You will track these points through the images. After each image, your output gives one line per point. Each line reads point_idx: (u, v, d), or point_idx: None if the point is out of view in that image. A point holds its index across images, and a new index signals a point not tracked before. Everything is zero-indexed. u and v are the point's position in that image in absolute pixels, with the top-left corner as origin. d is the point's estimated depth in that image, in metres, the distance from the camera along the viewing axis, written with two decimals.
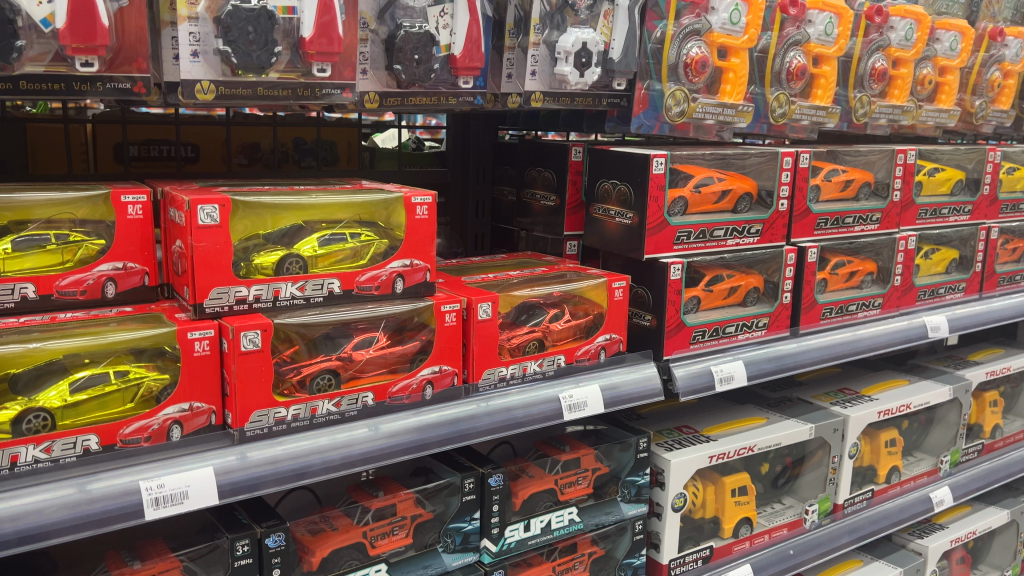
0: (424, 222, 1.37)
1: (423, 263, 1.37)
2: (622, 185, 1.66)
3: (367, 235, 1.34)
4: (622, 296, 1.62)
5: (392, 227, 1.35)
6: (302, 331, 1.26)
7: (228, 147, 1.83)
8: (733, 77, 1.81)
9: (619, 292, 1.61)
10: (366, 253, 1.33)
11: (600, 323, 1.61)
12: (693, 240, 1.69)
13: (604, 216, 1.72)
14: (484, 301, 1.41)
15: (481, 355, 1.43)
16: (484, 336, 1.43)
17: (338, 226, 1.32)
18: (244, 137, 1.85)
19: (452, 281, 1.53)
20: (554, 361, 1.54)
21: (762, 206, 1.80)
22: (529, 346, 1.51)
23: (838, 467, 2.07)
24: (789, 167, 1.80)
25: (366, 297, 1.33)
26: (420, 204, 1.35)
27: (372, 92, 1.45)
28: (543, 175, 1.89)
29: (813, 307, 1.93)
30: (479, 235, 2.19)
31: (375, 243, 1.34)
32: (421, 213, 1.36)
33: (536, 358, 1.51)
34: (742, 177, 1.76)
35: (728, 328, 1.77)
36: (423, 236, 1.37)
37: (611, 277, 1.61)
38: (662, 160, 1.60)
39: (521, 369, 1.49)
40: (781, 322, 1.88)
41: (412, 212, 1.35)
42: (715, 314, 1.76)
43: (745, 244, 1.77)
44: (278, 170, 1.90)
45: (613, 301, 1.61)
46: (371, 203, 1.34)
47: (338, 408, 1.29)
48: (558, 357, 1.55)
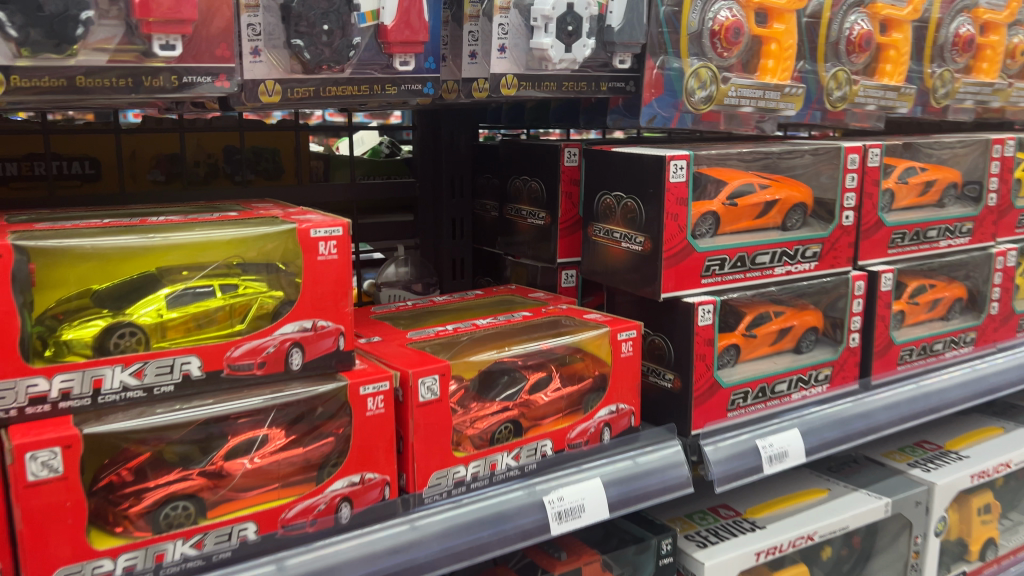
0: (333, 264, 0.92)
1: (334, 324, 0.94)
2: (629, 198, 1.21)
3: (245, 286, 0.92)
4: (635, 352, 1.19)
5: (278, 267, 0.92)
6: (134, 439, 0.83)
7: (134, 161, 1.47)
8: (776, 49, 1.37)
9: (627, 350, 1.19)
10: (247, 312, 0.91)
11: (603, 386, 1.17)
12: (727, 270, 1.23)
13: (606, 239, 1.28)
14: (428, 374, 0.98)
15: (424, 453, 0.99)
16: (430, 426, 0.99)
17: (198, 276, 0.90)
18: (151, 148, 1.48)
19: (390, 338, 1.11)
20: (540, 447, 1.11)
21: (821, 220, 1.35)
22: (501, 430, 1.08)
23: (921, 549, 1.62)
24: (854, 167, 1.35)
25: (246, 380, 0.90)
26: (324, 238, 0.91)
27: (273, 79, 1.02)
28: (530, 185, 1.47)
29: (889, 349, 1.47)
30: (458, 260, 1.73)
31: (255, 297, 0.91)
32: (326, 253, 0.92)
33: (512, 446, 1.08)
34: (792, 181, 1.32)
35: (778, 386, 1.32)
36: (329, 282, 0.92)
37: (616, 325, 1.18)
38: (682, 162, 1.16)
39: (490, 467, 1.05)
40: (847, 373, 1.41)
41: (316, 254, 0.91)
42: (759, 368, 1.31)
43: (798, 272, 1.32)
44: (204, 187, 1.53)
45: (617, 358, 1.18)
46: (251, 239, 0.91)
47: (200, 549, 0.86)
48: (546, 441, 1.11)
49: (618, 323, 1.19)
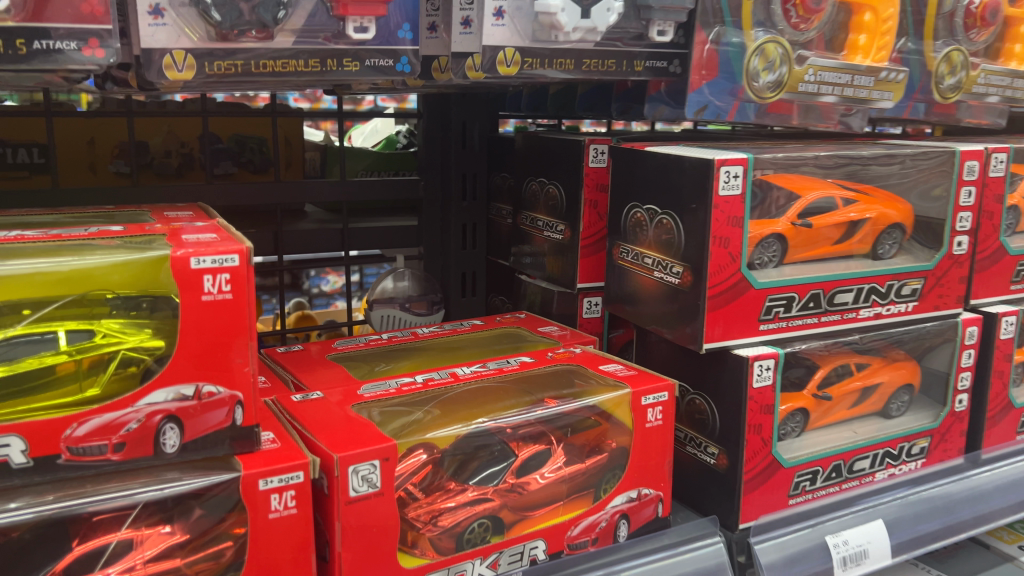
0: (225, 306, 0.66)
1: (230, 388, 0.68)
2: (663, 214, 0.92)
3: (102, 331, 0.67)
4: (668, 423, 0.89)
5: (144, 306, 0.67)
6: None
7: (95, 149, 1.25)
8: (870, 20, 1.04)
9: (655, 421, 0.89)
10: (104, 368, 0.66)
11: (621, 465, 0.88)
12: (794, 313, 0.93)
13: (636, 266, 0.99)
14: (364, 460, 0.70)
15: (356, 566, 0.72)
16: (368, 531, 0.71)
17: (31, 318, 0.65)
18: (113, 135, 1.27)
19: (340, 396, 0.84)
20: (530, 549, 0.83)
21: (922, 247, 1.03)
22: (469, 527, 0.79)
23: None
24: (971, 178, 1.03)
25: (100, 463, 0.65)
26: (209, 271, 0.65)
27: (182, 47, 0.77)
28: (547, 190, 1.19)
29: (1006, 414, 1.13)
30: (469, 273, 1.46)
31: (116, 347, 0.66)
32: (213, 291, 0.65)
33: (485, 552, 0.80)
34: (886, 195, 1.01)
35: (858, 464, 1.01)
36: (218, 330, 0.66)
37: (640, 384, 0.88)
38: (737, 168, 0.85)
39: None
40: (950, 445, 1.09)
41: (199, 291, 0.65)
42: (833, 438, 1.01)
43: (889, 314, 1.00)
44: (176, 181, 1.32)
45: (639, 429, 0.88)
46: (104, 268, 0.66)
47: None
48: (538, 541, 0.83)
49: (643, 380, 0.89)
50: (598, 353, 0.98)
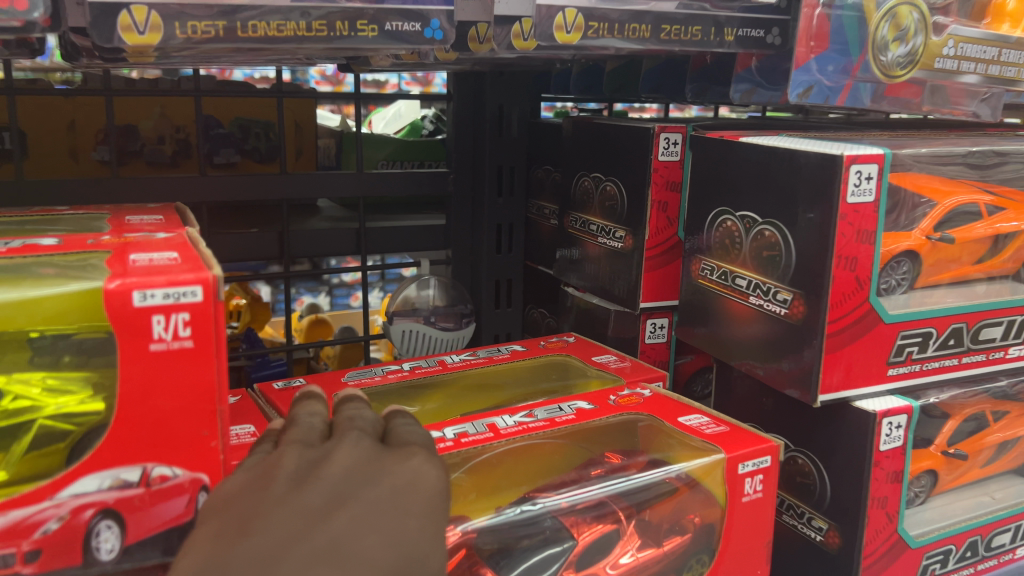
0: (183, 357, 0.48)
1: (189, 470, 0.50)
2: (764, 225, 0.72)
3: (6, 392, 0.49)
4: (769, 497, 0.70)
5: (66, 356, 0.48)
6: None
7: (74, 133, 1.07)
8: None
9: (754, 496, 0.69)
10: (12, 439, 0.50)
11: (711, 549, 0.68)
12: (930, 353, 0.73)
13: (723, 287, 0.79)
14: None
15: None
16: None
17: None
18: (95, 117, 1.08)
19: None
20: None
21: None
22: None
23: None
24: None
25: None
26: (159, 310, 0.47)
27: (143, 1, 0.59)
28: (602, 188, 0.99)
29: None
30: (505, 281, 1.27)
31: (28, 416, 0.50)
32: (165, 339, 0.47)
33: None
34: None
35: (998, 540, 0.80)
36: (174, 390, 0.48)
37: (738, 445, 0.68)
38: (871, 167, 0.65)
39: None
40: None
41: (147, 338, 0.47)
42: (965, 506, 0.81)
43: None
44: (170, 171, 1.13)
45: (736, 508, 0.68)
46: (11, 309, 0.46)
47: None
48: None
49: (738, 440, 0.69)
50: (673, 397, 0.79)
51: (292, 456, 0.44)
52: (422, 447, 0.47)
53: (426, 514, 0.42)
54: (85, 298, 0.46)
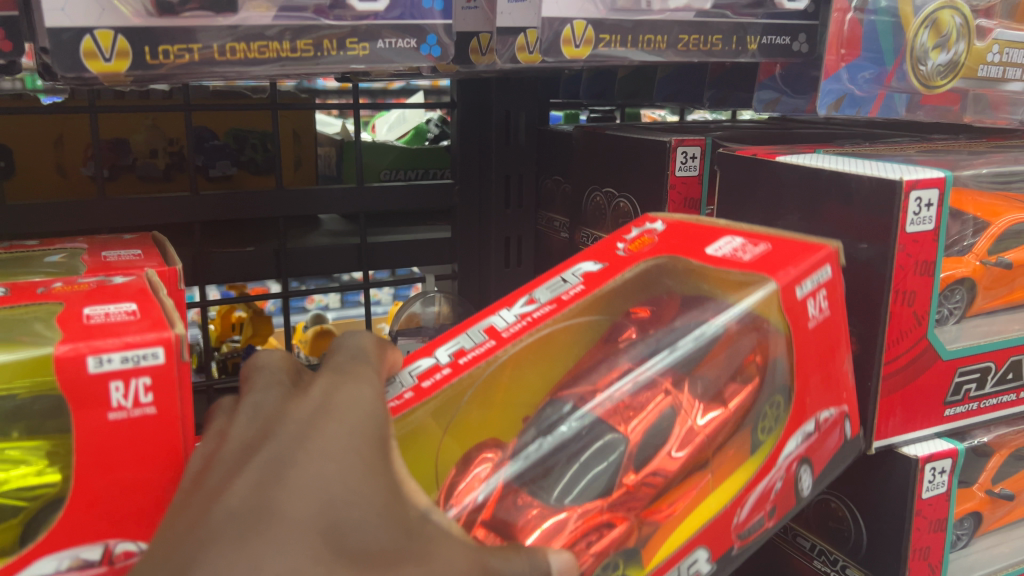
0: (144, 424, 0.44)
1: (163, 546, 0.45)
2: None
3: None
4: (840, 304, 0.60)
5: (15, 432, 0.46)
6: None
7: (63, 152, 1.02)
8: None
9: (834, 311, 0.59)
10: None
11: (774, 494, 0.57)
12: (988, 391, 0.67)
13: None
14: None
15: None
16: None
17: None
18: (85, 133, 1.03)
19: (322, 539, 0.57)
20: (688, 570, 0.52)
21: None
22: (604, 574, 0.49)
23: None
24: None
25: None
26: (114, 373, 0.43)
27: (107, 25, 0.52)
28: (615, 202, 0.93)
29: None
30: None
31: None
32: (122, 405, 0.43)
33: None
34: None
35: None
36: (138, 462, 0.44)
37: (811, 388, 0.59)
38: (931, 190, 0.59)
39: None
40: None
41: (103, 406, 0.43)
42: (1009, 545, 0.75)
43: None
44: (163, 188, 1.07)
45: (800, 326, 0.57)
46: None
47: None
48: (699, 553, 0.52)
49: (825, 345, 0.59)
50: (692, 223, 0.68)
51: (195, 464, 0.40)
52: (333, 377, 0.43)
53: (357, 434, 0.38)
54: (32, 365, 0.43)
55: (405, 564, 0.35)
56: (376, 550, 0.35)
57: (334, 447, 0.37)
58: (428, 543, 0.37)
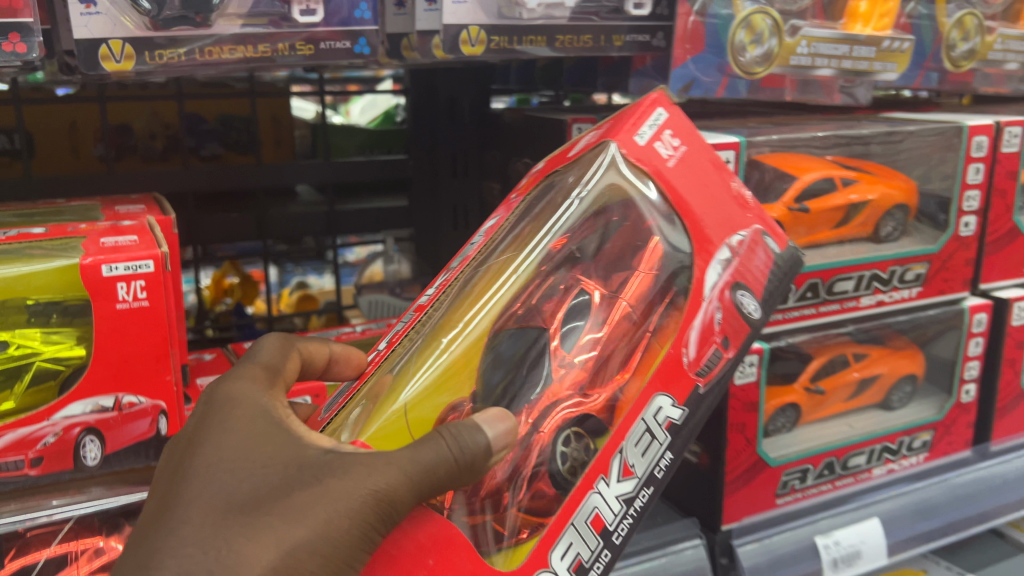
0: (142, 312, 0.64)
1: (152, 396, 0.65)
2: None
3: (12, 340, 0.62)
4: (692, 140, 0.67)
5: (54, 316, 0.62)
6: None
7: (75, 136, 1.20)
8: None
9: (700, 156, 0.67)
10: (16, 378, 0.62)
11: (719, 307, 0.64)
12: (790, 304, 0.87)
13: None
14: None
15: None
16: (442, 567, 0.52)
17: None
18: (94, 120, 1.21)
19: None
20: (654, 418, 0.60)
21: (930, 226, 0.96)
22: (559, 446, 0.59)
23: None
24: (981, 154, 0.95)
25: (10, 482, 0.63)
26: (122, 276, 0.62)
27: (118, 36, 0.71)
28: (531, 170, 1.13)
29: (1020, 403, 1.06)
30: None
31: (25, 359, 0.62)
32: (128, 298, 0.63)
33: (609, 456, 0.59)
34: (889, 174, 0.95)
35: (855, 459, 0.96)
36: (137, 338, 0.64)
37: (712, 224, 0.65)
38: (727, 153, 0.80)
39: (575, 567, 0.57)
40: (958, 436, 1.03)
41: (115, 299, 0.62)
42: (828, 433, 0.96)
43: (891, 303, 0.94)
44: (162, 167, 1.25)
45: (659, 170, 0.65)
46: (8, 278, 0.60)
47: None
48: (660, 400, 0.60)
49: (716, 201, 0.66)
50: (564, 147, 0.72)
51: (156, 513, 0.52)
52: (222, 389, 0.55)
53: (234, 429, 0.50)
54: (67, 272, 0.61)
55: (290, 494, 0.47)
56: (266, 496, 0.47)
57: (223, 436, 0.50)
58: (319, 470, 0.48)
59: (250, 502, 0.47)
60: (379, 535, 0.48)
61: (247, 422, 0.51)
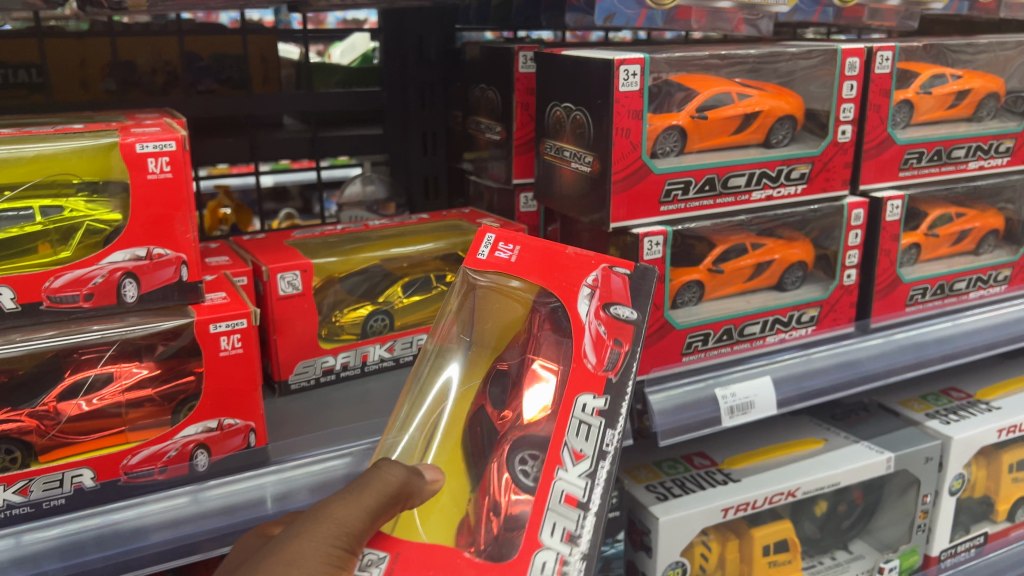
0: (167, 183, 0.82)
1: (177, 249, 0.84)
2: (578, 110, 1.04)
3: (69, 206, 0.81)
4: (523, 236, 0.88)
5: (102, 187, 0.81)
6: None
7: (86, 70, 1.37)
8: None
9: (533, 240, 0.87)
10: (72, 236, 0.81)
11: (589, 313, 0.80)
12: (692, 195, 1.07)
13: (556, 158, 1.11)
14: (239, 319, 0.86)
15: (229, 401, 0.88)
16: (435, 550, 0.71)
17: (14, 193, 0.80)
18: (103, 55, 1.38)
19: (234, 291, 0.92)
20: (581, 411, 0.75)
21: (812, 134, 1.16)
22: (517, 463, 0.76)
23: (930, 509, 1.47)
24: (855, 73, 1.14)
25: (68, 313, 0.81)
26: (152, 153, 0.81)
27: None
28: (486, 94, 1.31)
29: (896, 288, 1.27)
30: (430, 178, 1.62)
31: (79, 220, 0.81)
32: (157, 171, 0.81)
33: (559, 449, 0.74)
34: (779, 91, 1.14)
35: (749, 328, 1.17)
36: (165, 203, 0.82)
37: (572, 277, 0.82)
38: (635, 67, 0.98)
39: (566, 537, 0.71)
40: (841, 314, 1.24)
41: (146, 172, 0.81)
42: (729, 307, 1.16)
43: (779, 196, 1.14)
44: (163, 99, 1.43)
45: (507, 268, 0.85)
46: (68, 154, 0.81)
47: (27, 496, 0.80)
48: (581, 398, 0.76)
49: (558, 262, 0.84)
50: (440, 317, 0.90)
51: None
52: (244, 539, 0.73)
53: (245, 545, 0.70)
54: (109, 149, 0.80)
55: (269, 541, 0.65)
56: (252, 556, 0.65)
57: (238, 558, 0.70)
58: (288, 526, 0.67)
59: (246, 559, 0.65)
60: (345, 550, 0.64)
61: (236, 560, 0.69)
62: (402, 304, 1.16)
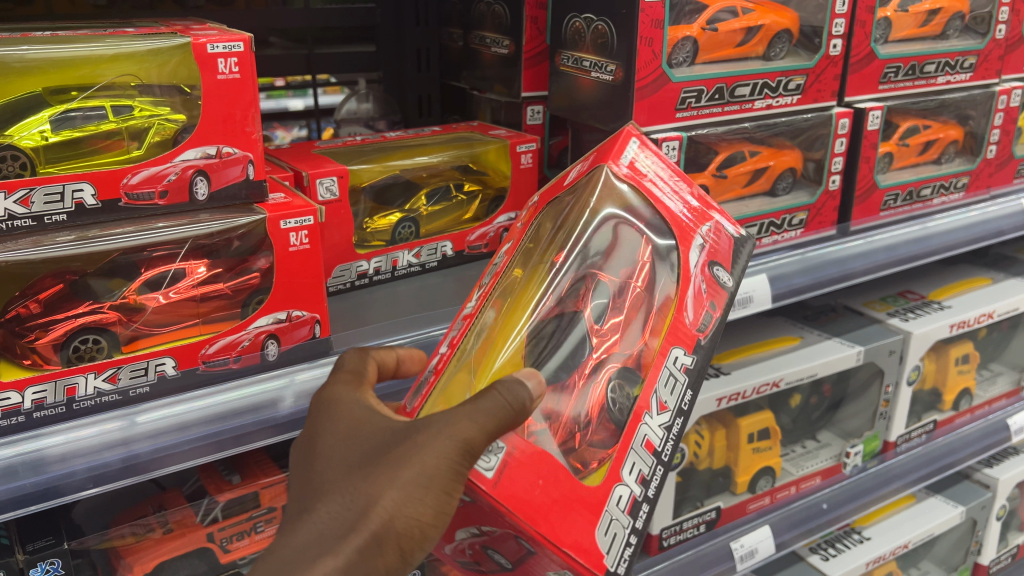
0: (235, 83, 0.85)
1: (244, 148, 0.87)
2: (600, 20, 1.10)
3: (139, 107, 0.84)
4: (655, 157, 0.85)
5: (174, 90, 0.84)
6: (53, 267, 0.80)
7: None
8: None
9: (662, 166, 0.85)
10: (142, 136, 0.84)
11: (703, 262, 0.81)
12: (704, 103, 1.15)
13: (575, 68, 1.17)
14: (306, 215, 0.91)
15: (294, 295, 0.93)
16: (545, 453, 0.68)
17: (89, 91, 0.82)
18: None
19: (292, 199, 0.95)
20: (674, 364, 0.76)
21: (806, 48, 1.24)
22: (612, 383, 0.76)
23: (892, 398, 1.61)
24: None
25: (144, 211, 0.84)
26: (222, 53, 0.83)
27: None
28: (493, 9, 1.34)
29: (871, 193, 1.39)
30: (426, 97, 1.64)
31: (149, 120, 0.84)
32: (225, 71, 0.84)
33: (650, 395, 0.75)
34: (779, 7, 1.20)
35: (749, 231, 1.27)
36: (233, 103, 0.85)
37: (689, 216, 0.82)
38: None
39: (640, 479, 0.74)
40: (824, 217, 1.36)
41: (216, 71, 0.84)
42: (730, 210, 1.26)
43: (776, 106, 1.23)
44: (152, 13, 1.36)
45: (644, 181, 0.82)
46: (144, 53, 0.82)
47: (115, 384, 0.84)
48: (676, 352, 0.76)
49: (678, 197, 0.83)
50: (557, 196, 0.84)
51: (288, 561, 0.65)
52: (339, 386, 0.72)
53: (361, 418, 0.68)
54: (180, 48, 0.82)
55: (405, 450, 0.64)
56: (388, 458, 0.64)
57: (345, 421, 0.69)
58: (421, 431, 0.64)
59: (381, 461, 0.64)
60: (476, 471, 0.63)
61: (358, 431, 0.69)
62: (426, 211, 1.22)
